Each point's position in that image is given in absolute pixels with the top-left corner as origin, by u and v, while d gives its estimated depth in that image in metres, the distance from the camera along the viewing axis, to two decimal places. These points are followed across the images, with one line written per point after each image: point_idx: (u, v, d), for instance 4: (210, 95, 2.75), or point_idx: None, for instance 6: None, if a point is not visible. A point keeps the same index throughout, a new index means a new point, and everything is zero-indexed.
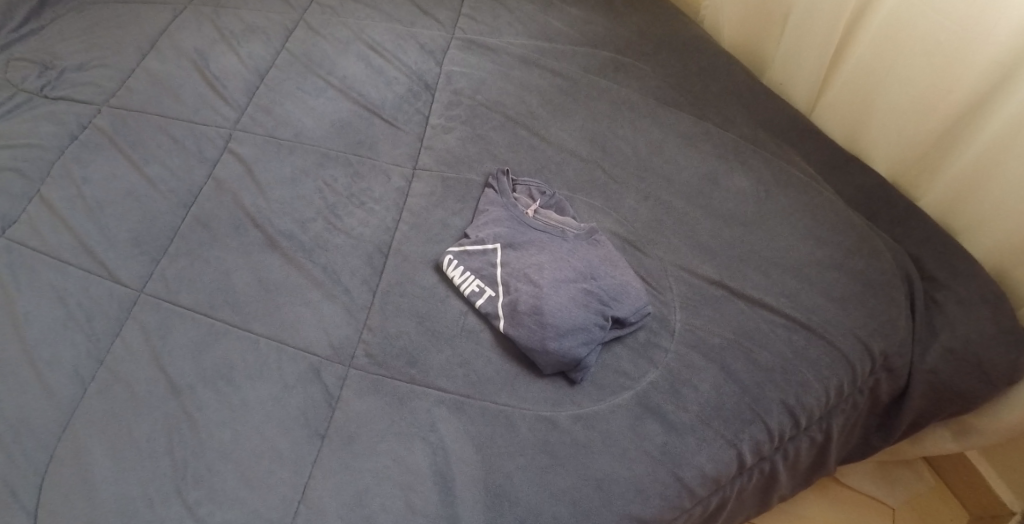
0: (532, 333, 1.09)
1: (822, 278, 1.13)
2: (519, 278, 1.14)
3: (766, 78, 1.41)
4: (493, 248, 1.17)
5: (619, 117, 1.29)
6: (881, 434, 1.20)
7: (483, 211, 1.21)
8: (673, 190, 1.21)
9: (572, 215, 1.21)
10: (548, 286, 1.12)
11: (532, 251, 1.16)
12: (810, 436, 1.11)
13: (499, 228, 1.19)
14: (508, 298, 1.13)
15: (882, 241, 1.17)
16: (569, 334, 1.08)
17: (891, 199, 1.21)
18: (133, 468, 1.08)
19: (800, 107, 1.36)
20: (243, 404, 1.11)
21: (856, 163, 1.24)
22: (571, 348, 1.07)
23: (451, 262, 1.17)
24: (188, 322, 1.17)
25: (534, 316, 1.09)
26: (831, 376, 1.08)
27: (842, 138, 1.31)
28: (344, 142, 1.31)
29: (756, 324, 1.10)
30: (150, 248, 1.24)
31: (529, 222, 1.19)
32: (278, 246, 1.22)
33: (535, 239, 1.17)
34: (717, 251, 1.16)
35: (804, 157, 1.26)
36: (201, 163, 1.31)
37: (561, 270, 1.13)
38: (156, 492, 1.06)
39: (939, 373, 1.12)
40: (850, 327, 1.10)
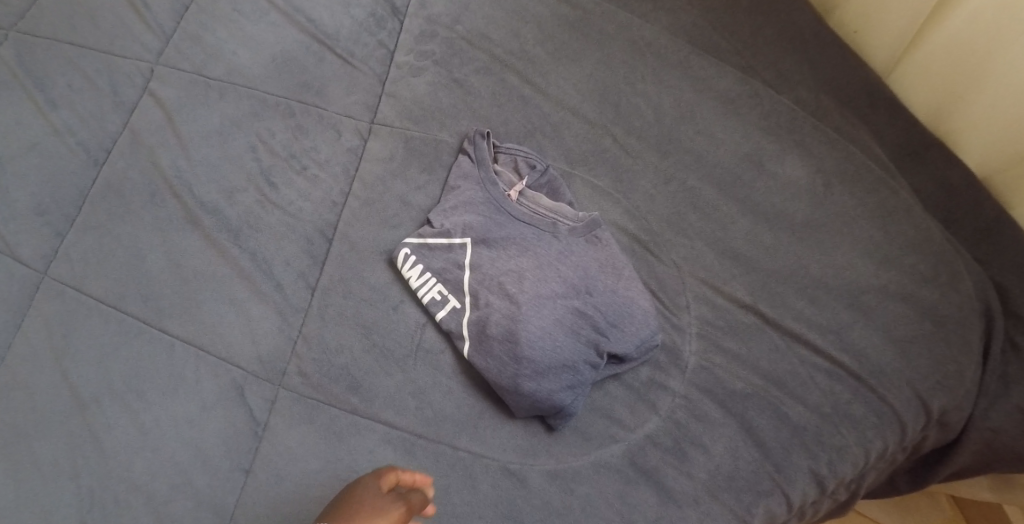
0: (503, 368, 0.85)
1: (883, 309, 0.87)
2: (492, 289, 0.89)
3: (831, 20, 1.07)
4: (462, 243, 0.91)
5: (638, 66, 0.99)
6: (910, 477, 0.97)
7: (453, 188, 0.95)
8: (702, 174, 0.93)
9: (569, 200, 0.93)
10: (527, 304, 0.86)
11: (511, 252, 0.90)
12: (834, 497, 0.86)
13: (471, 215, 0.92)
14: (476, 314, 0.88)
15: (963, 261, 0.90)
16: (550, 374, 0.84)
17: (980, 204, 0.92)
18: (31, 497, 0.90)
19: (878, 63, 1.03)
20: (155, 426, 0.92)
21: (939, 150, 0.94)
22: (550, 393, 0.83)
23: (408, 257, 0.92)
24: (95, 318, 0.96)
25: (507, 346, 0.85)
26: (875, 438, 0.83)
27: (926, 114, 0.99)
28: (286, 83, 1.03)
29: (791, 367, 0.86)
30: (55, 220, 1.01)
31: (511, 209, 0.92)
32: (198, 224, 0.98)
33: (515, 234, 0.91)
34: (751, 263, 0.89)
35: (875, 136, 0.96)
36: (116, 108, 1.06)
37: (547, 283, 0.88)
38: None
39: (1005, 434, 0.86)
40: (908, 377, 0.85)
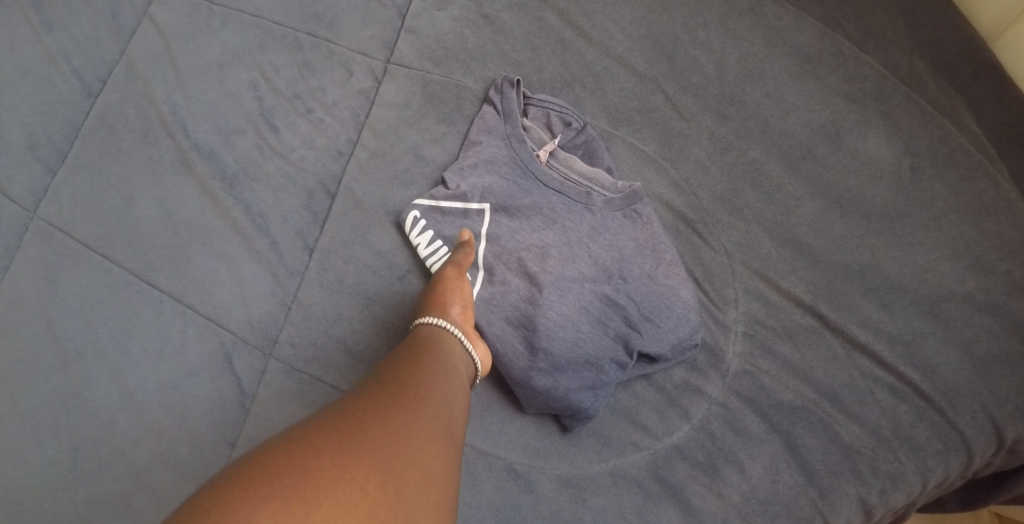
0: (517, 357, 0.74)
1: (967, 321, 0.73)
2: (510, 265, 0.77)
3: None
4: (481, 210, 0.79)
5: (701, 8, 0.83)
6: (958, 497, 0.84)
7: (474, 144, 0.81)
8: (766, 146, 0.79)
9: (607, 164, 0.80)
10: (550, 287, 0.75)
11: (534, 224, 0.78)
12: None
13: (493, 177, 0.79)
14: (489, 293, 0.76)
15: None
16: (570, 371, 0.73)
17: None
18: (8, 454, 0.84)
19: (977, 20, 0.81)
20: (138, 388, 0.83)
21: None
22: (568, 392, 0.73)
23: (417, 220, 0.79)
24: (82, 266, 0.88)
25: (524, 333, 0.75)
26: (937, 467, 0.71)
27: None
28: (295, 12, 0.91)
29: (850, 379, 0.74)
30: (45, 152, 0.92)
31: (540, 171, 0.79)
32: (192, 167, 0.88)
33: (541, 202, 0.78)
34: (814, 256, 0.76)
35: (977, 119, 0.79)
36: (113, 31, 0.95)
37: (576, 264, 0.76)
38: (40, 487, 0.82)
39: None
40: (986, 402, 0.72)
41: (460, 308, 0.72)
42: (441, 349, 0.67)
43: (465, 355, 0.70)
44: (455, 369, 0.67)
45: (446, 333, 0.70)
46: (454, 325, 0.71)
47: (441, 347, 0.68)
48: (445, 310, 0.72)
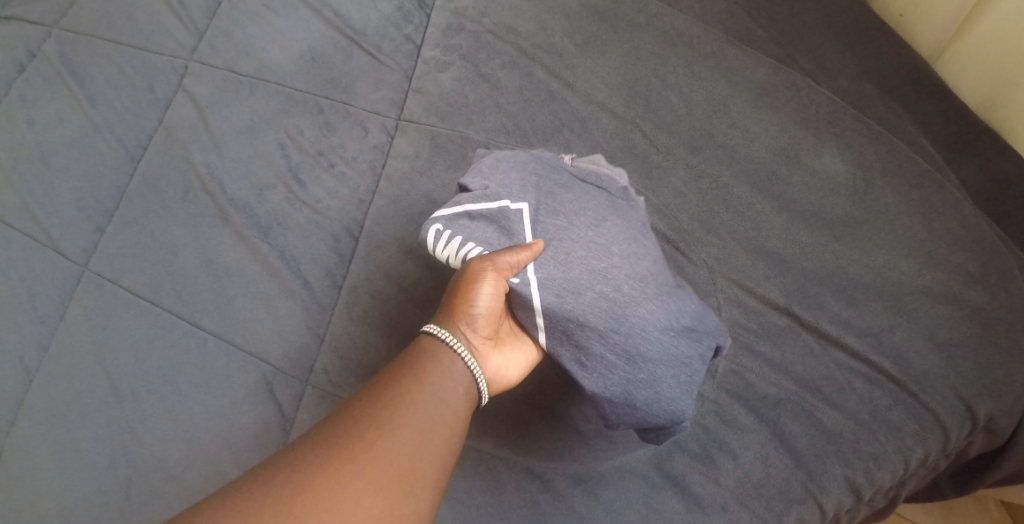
0: (600, 367, 0.78)
1: (928, 311, 0.82)
2: (580, 273, 0.78)
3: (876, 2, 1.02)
4: (522, 206, 0.81)
5: (670, 56, 0.94)
6: (954, 483, 0.93)
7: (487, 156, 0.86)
8: (736, 171, 0.88)
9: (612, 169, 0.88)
10: (628, 292, 0.78)
11: (591, 228, 0.81)
12: (870, 504, 0.84)
13: (520, 172, 0.83)
14: (564, 304, 0.78)
15: (1014, 260, 0.85)
16: (661, 375, 0.77)
17: None
18: (75, 482, 0.95)
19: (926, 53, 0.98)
20: (188, 417, 0.94)
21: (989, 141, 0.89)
22: (666, 396, 0.77)
23: (438, 232, 0.81)
24: (132, 313, 0.99)
25: (598, 342, 0.78)
26: (916, 447, 0.80)
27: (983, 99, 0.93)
28: (314, 80, 1.03)
29: (826, 371, 0.82)
30: (94, 214, 1.05)
31: (565, 181, 0.84)
32: (230, 220, 0.99)
33: (586, 202, 0.82)
34: (785, 263, 0.85)
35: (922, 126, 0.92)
36: (152, 104, 1.08)
37: (632, 265, 0.79)
38: (101, 512, 0.93)
39: None
40: (953, 382, 0.81)
41: (476, 324, 0.77)
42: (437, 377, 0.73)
43: (466, 377, 0.75)
44: (444, 399, 0.72)
45: (445, 351, 0.75)
46: (460, 343, 0.76)
47: (436, 369, 0.74)
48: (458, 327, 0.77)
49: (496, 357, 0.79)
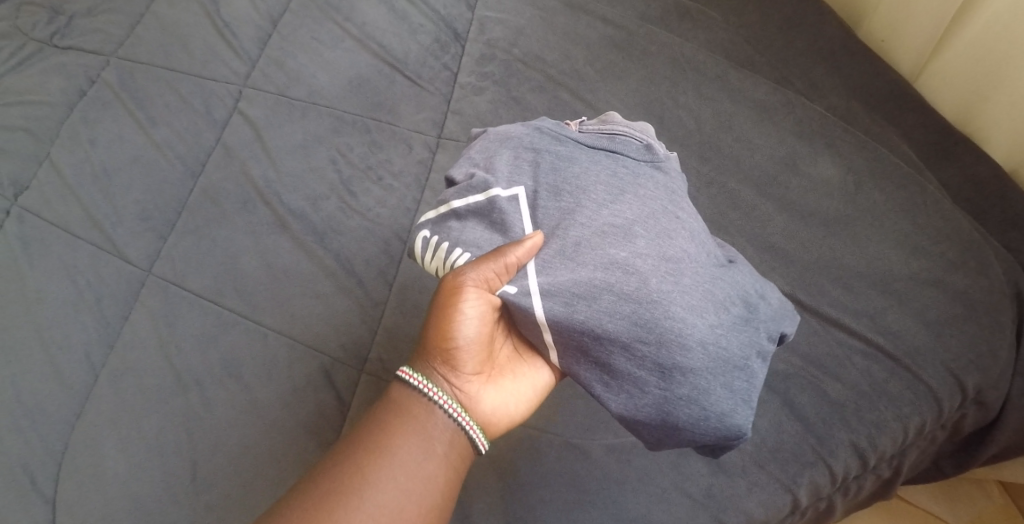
0: (637, 383, 0.83)
1: (916, 295, 0.94)
2: (598, 267, 0.84)
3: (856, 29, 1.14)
4: (514, 194, 0.89)
5: (683, 80, 1.06)
6: (953, 461, 1.05)
7: (483, 146, 0.95)
8: (742, 177, 1.01)
9: (621, 125, 0.94)
10: (652, 289, 0.83)
11: (605, 214, 0.87)
12: (877, 473, 0.95)
13: (516, 160, 0.92)
14: (585, 312, 0.84)
15: (992, 248, 0.96)
16: (707, 385, 0.83)
17: (1008, 196, 0.98)
18: (142, 470, 1.04)
19: (905, 72, 1.09)
20: (251, 404, 1.03)
21: (968, 148, 1.00)
22: (719, 411, 0.83)
23: (427, 237, 0.92)
24: (196, 311, 1.09)
25: (628, 358, 0.83)
26: (913, 414, 0.91)
27: (954, 110, 1.04)
28: (360, 104, 1.15)
29: (828, 348, 0.93)
30: (157, 224, 1.16)
31: (577, 153, 0.92)
32: (287, 227, 1.10)
33: (600, 185, 0.88)
34: (789, 257, 0.97)
35: (904, 137, 1.03)
36: (210, 125, 1.21)
37: (645, 259, 0.84)
38: (166, 492, 1.02)
39: None
40: (941, 356, 0.92)
41: (461, 366, 0.87)
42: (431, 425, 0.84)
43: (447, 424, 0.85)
44: (423, 453, 0.83)
45: (429, 403, 0.85)
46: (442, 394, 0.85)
47: (417, 423, 0.84)
48: (441, 377, 0.86)
49: (482, 392, 0.88)
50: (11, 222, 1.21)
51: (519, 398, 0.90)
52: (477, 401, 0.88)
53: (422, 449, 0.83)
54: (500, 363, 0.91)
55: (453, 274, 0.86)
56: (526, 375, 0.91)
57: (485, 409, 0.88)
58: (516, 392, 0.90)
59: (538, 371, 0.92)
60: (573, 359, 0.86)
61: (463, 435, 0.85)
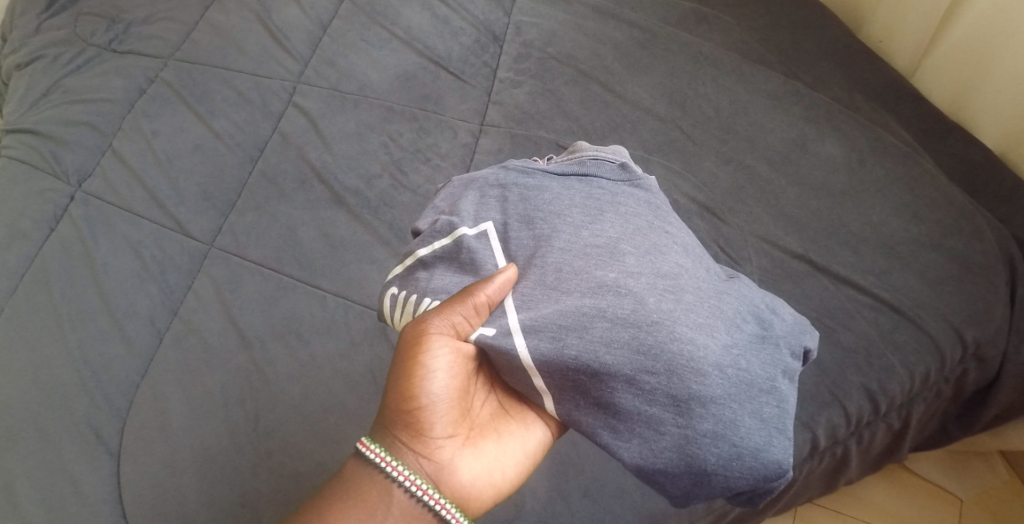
0: (652, 420, 0.83)
1: (917, 257, 1.05)
2: (585, 294, 0.86)
3: (858, 32, 1.29)
4: (481, 230, 0.92)
5: (701, 73, 1.20)
6: (960, 424, 1.12)
7: (452, 194, 0.98)
8: (756, 155, 1.13)
9: (592, 150, 0.98)
10: (648, 311, 0.84)
11: (585, 234, 0.89)
12: (888, 423, 1.04)
13: (484, 203, 0.94)
14: (577, 346, 0.84)
15: (983, 218, 1.07)
16: (733, 415, 0.82)
17: (997, 173, 1.10)
18: (207, 417, 1.15)
19: (902, 69, 1.24)
20: (312, 359, 1.15)
21: (961, 133, 1.13)
22: (751, 443, 0.82)
23: (394, 294, 0.95)
24: (257, 278, 1.21)
25: (637, 393, 0.83)
26: (918, 362, 1.01)
27: (946, 102, 1.18)
28: (408, 96, 1.27)
29: (841, 303, 1.03)
30: (218, 202, 1.27)
31: (546, 181, 0.94)
32: (343, 203, 1.22)
33: (576, 209, 0.91)
34: (801, 225, 1.08)
35: (903, 124, 1.16)
36: (266, 116, 1.30)
37: (635, 278, 0.85)
38: (230, 439, 1.13)
39: None
40: (942, 311, 1.02)
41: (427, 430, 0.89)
42: (392, 492, 0.87)
43: (406, 501, 0.87)
44: None
45: (390, 483, 0.87)
46: (405, 467, 0.88)
47: (373, 503, 0.87)
48: (408, 446, 0.89)
49: (454, 458, 0.90)
50: (78, 206, 1.31)
51: (498, 461, 0.92)
52: (454, 462, 0.90)
53: None
54: (480, 422, 0.94)
55: (418, 324, 0.89)
56: (505, 435, 0.94)
57: (463, 473, 0.90)
58: (495, 455, 0.92)
59: (522, 427, 0.95)
60: (574, 404, 0.87)
61: (428, 512, 0.87)
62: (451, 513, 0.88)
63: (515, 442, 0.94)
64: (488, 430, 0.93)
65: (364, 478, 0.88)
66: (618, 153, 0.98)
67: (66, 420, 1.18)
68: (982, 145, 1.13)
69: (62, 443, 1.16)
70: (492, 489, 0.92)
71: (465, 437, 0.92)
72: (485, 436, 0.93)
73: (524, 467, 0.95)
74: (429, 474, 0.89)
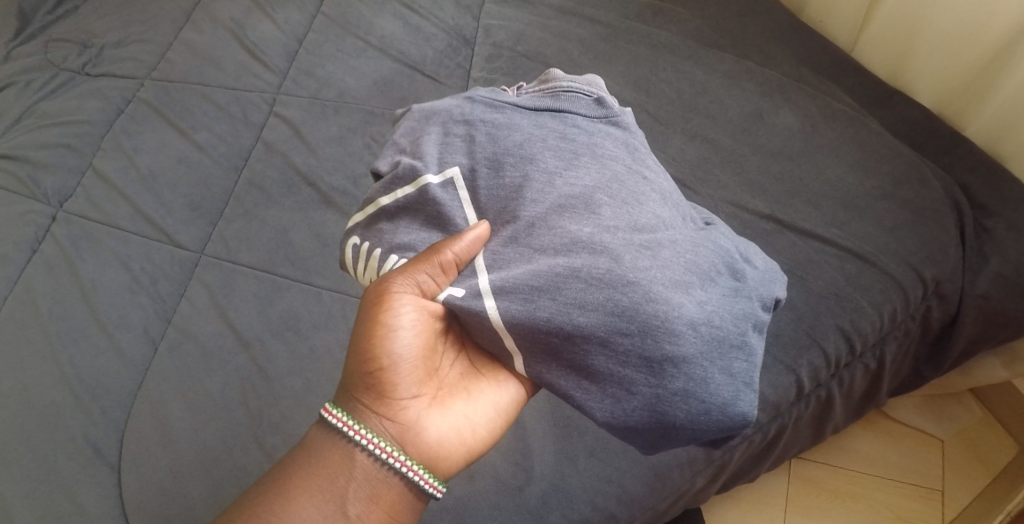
0: (625, 377, 0.86)
1: (873, 207, 1.15)
2: (558, 250, 0.89)
3: (801, 15, 1.41)
4: (446, 178, 0.95)
5: (661, 60, 1.29)
6: (931, 364, 1.22)
7: (416, 129, 1.00)
8: (719, 129, 1.22)
9: (565, 82, 1.00)
10: (625, 269, 0.86)
11: (556, 182, 0.92)
12: (865, 363, 1.12)
13: (450, 143, 0.97)
14: (552, 306, 0.87)
15: (930, 170, 1.18)
16: (704, 372, 0.86)
17: (937, 129, 1.22)
18: (209, 420, 1.15)
19: (843, 45, 1.36)
20: (312, 352, 1.17)
21: (900, 96, 1.25)
22: (720, 399, 0.86)
23: (359, 245, 0.99)
24: (250, 280, 1.23)
25: (611, 354, 0.86)
26: (883, 300, 1.10)
27: (885, 71, 1.31)
28: (387, 99, 1.33)
29: (808, 255, 1.12)
30: (205, 212, 1.30)
31: (514, 120, 0.96)
32: (332, 203, 1.27)
33: (547, 150, 0.93)
34: (766, 188, 1.17)
35: (848, 93, 1.28)
36: (248, 127, 1.36)
37: (610, 235, 0.88)
38: (234, 440, 1.13)
39: (991, 297, 1.12)
40: (901, 253, 1.12)
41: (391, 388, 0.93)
42: (354, 451, 0.92)
43: (369, 465, 0.91)
44: (334, 495, 0.90)
45: (353, 447, 0.92)
46: (369, 429, 0.92)
47: (336, 468, 0.91)
48: (373, 407, 0.93)
49: (419, 418, 0.94)
50: (61, 226, 1.32)
51: (466, 420, 0.95)
52: (421, 420, 0.94)
53: (335, 492, 0.90)
54: (450, 382, 0.97)
55: (381, 283, 0.93)
56: (473, 394, 0.96)
57: (430, 432, 0.93)
58: (463, 414, 0.95)
59: (492, 386, 0.97)
60: (548, 363, 0.90)
61: (393, 475, 0.91)
62: (420, 476, 0.92)
63: (485, 400, 0.96)
64: (458, 390, 0.96)
65: (330, 438, 0.93)
66: (592, 84, 1.01)
67: (61, 436, 1.16)
68: (922, 104, 1.25)
69: (58, 459, 1.15)
70: (460, 448, 0.94)
71: (432, 397, 0.95)
72: (454, 395, 0.96)
73: (497, 425, 0.97)
74: (394, 430, 0.92)
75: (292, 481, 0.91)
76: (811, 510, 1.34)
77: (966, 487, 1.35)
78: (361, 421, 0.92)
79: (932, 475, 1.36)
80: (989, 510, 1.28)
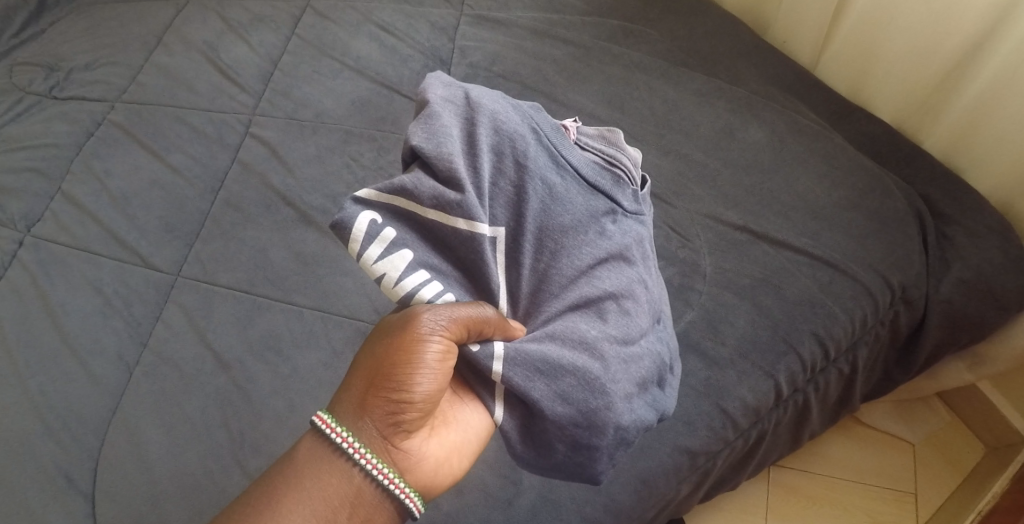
0: (554, 455, 0.93)
1: (841, 217, 1.19)
2: (569, 339, 0.92)
3: (764, 37, 1.47)
4: (494, 234, 0.93)
5: (634, 79, 1.33)
6: (900, 369, 1.26)
7: (479, 139, 0.94)
8: (692, 144, 1.26)
9: (625, 161, 1.03)
10: (609, 377, 0.91)
11: (581, 282, 0.95)
12: (839, 368, 1.16)
13: (505, 189, 0.95)
14: (542, 388, 0.89)
15: (892, 180, 1.23)
16: (607, 464, 0.94)
17: (896, 142, 1.28)
18: (188, 443, 1.12)
19: (805, 65, 1.42)
20: (293, 371, 1.16)
21: (861, 112, 1.31)
22: (600, 482, 0.96)
23: (385, 233, 0.90)
24: (230, 301, 1.22)
25: (562, 436, 0.91)
26: (854, 305, 1.13)
27: (846, 90, 1.37)
28: (365, 119, 1.35)
29: (782, 264, 1.15)
30: (181, 234, 1.28)
31: (568, 195, 0.97)
32: (311, 221, 1.27)
33: (587, 247, 0.96)
34: (738, 201, 1.21)
35: (812, 110, 1.33)
36: (223, 148, 1.35)
37: (609, 343, 0.93)
38: (214, 462, 1.11)
39: (954, 302, 1.17)
40: (868, 261, 1.16)
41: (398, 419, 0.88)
42: (350, 470, 0.87)
43: (364, 486, 0.87)
44: (324, 512, 0.86)
45: (350, 463, 0.87)
46: (370, 454, 0.87)
47: (328, 481, 0.87)
48: (377, 432, 0.88)
49: (416, 447, 0.91)
50: (29, 251, 1.29)
51: (458, 454, 0.94)
52: (418, 452, 0.91)
53: (325, 509, 0.86)
54: (442, 410, 0.95)
55: (423, 315, 0.87)
56: (463, 424, 0.95)
57: (425, 465, 0.91)
58: (456, 448, 0.94)
59: (480, 416, 0.95)
60: (512, 414, 0.93)
61: (388, 503, 0.89)
62: (411, 499, 0.89)
63: (474, 434, 0.95)
64: (449, 418, 0.95)
65: (326, 452, 0.88)
66: (635, 167, 1.05)
67: (31, 465, 1.12)
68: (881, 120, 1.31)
69: (29, 491, 1.11)
70: (450, 479, 0.93)
71: (429, 425, 0.93)
72: (446, 425, 0.94)
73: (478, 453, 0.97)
74: (399, 460, 0.89)
75: (282, 493, 0.86)
76: (791, 517, 1.38)
77: (937, 489, 1.39)
78: (367, 446, 0.87)
79: (905, 478, 1.41)
80: (960, 510, 1.33)
